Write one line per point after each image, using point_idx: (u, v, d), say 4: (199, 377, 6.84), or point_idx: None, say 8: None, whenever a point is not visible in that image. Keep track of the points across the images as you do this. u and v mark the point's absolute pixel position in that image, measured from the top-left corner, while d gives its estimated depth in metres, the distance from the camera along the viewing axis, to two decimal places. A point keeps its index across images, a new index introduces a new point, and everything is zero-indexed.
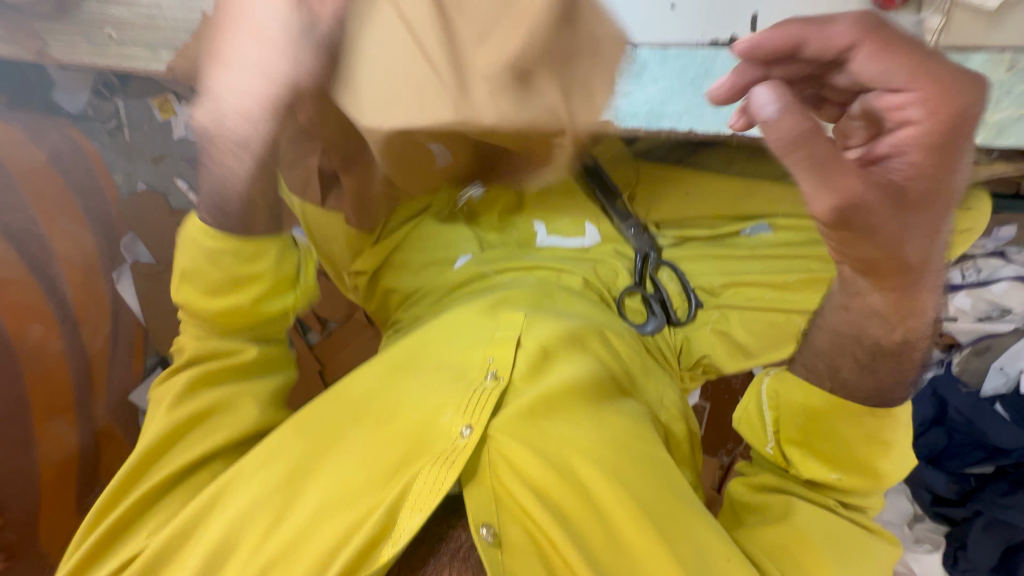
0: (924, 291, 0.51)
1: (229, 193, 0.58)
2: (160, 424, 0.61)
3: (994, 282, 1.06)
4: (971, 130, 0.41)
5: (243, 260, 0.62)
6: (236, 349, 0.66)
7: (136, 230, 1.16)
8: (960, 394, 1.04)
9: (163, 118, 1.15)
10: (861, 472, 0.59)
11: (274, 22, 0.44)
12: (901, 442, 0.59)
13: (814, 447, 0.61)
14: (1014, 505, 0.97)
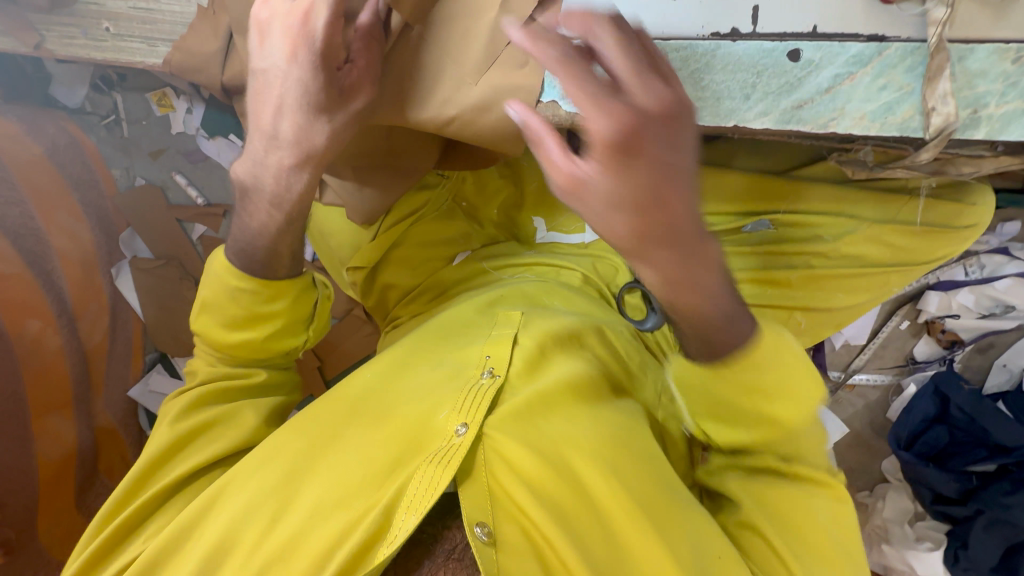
0: (709, 258, 0.43)
1: (257, 233, 0.61)
2: (163, 437, 0.62)
3: (997, 280, 1.01)
4: (673, 118, 0.35)
5: (260, 301, 0.63)
6: (249, 372, 0.69)
7: (135, 224, 1.13)
8: (962, 392, 1.03)
9: (161, 112, 1.13)
10: (764, 422, 0.54)
11: (290, 77, 0.53)
12: (781, 386, 0.52)
13: (720, 417, 0.56)
14: (1015, 504, 0.97)
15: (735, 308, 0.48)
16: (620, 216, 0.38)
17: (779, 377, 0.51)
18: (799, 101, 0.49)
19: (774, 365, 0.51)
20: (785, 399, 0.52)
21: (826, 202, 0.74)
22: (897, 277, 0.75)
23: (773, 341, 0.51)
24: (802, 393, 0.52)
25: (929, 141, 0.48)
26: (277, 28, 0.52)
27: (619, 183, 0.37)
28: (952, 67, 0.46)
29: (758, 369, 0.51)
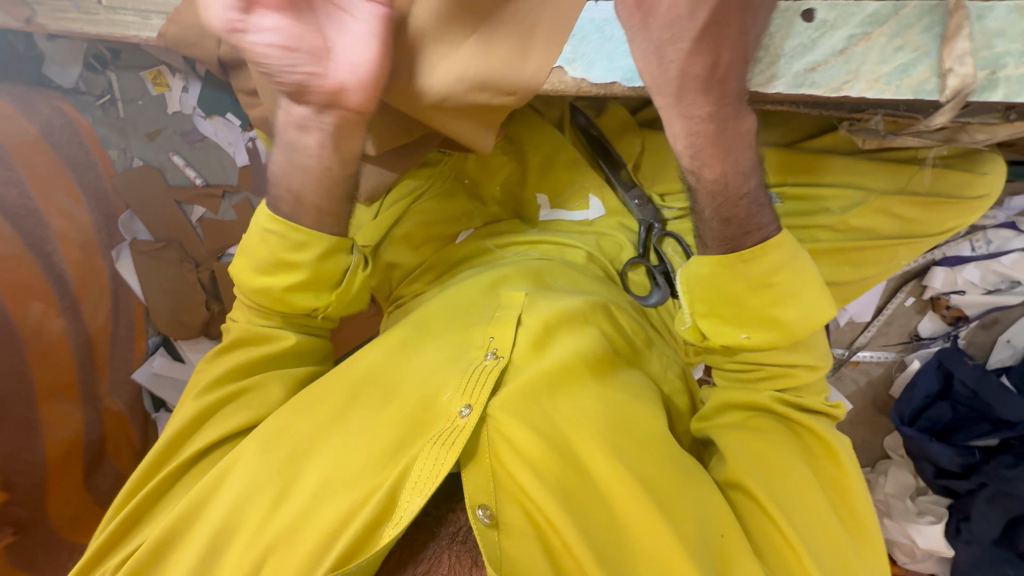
0: (741, 133, 0.49)
1: (291, 195, 0.61)
2: (185, 416, 0.63)
3: (1004, 255, 1.01)
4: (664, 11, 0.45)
5: (289, 249, 0.61)
6: (278, 334, 0.65)
7: (133, 206, 1.10)
8: (966, 368, 1.03)
9: (157, 91, 1.11)
10: (768, 326, 0.55)
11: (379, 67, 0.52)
12: (793, 288, 0.54)
13: (719, 315, 0.57)
14: (1018, 477, 0.97)
15: (760, 196, 0.53)
16: (681, 45, 0.45)
17: (790, 278, 0.54)
18: (812, 64, 0.47)
19: (786, 259, 0.53)
20: (789, 301, 0.54)
21: (836, 176, 0.74)
22: (905, 250, 0.75)
23: (782, 248, 0.53)
24: (803, 297, 0.54)
25: (944, 104, 0.46)
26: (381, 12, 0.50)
27: (693, 12, 0.44)
28: (970, 26, 0.44)
29: (771, 264, 0.53)
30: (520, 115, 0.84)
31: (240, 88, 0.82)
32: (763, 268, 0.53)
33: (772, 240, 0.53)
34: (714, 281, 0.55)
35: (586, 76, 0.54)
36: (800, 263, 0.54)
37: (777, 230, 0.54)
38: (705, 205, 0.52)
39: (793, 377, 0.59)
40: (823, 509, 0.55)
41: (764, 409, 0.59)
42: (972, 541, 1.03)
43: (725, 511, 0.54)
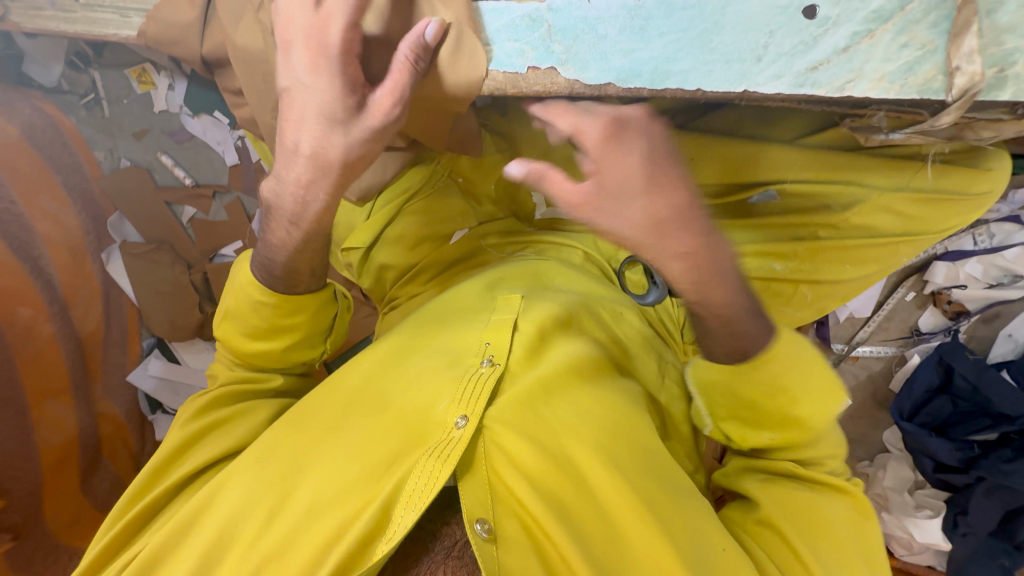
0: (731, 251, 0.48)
1: (281, 248, 0.61)
2: (180, 435, 0.63)
3: (1007, 248, 1.00)
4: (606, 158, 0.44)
5: (281, 313, 0.64)
6: (266, 376, 0.69)
7: (122, 208, 1.09)
8: (967, 362, 1.03)
9: (142, 90, 1.08)
10: (782, 425, 0.58)
11: (315, 90, 0.51)
12: (801, 387, 0.56)
13: (739, 417, 0.60)
14: (1016, 470, 0.96)
15: (761, 316, 0.54)
16: (637, 201, 0.44)
17: (799, 376, 0.56)
18: (814, 63, 0.45)
19: (791, 361, 0.55)
20: (800, 397, 0.56)
21: (836, 171, 0.72)
22: (906, 248, 0.74)
23: (788, 347, 0.55)
24: (812, 388, 0.56)
25: (951, 104, 0.45)
26: (301, 38, 0.50)
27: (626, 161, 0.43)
28: (979, 21, 0.42)
29: (780, 368, 0.55)
30: (515, 113, 0.82)
31: (225, 87, 0.80)
32: (770, 373, 0.55)
33: (774, 346, 0.55)
34: (721, 389, 0.59)
35: (579, 77, 0.49)
36: (806, 360, 0.57)
37: (774, 336, 0.55)
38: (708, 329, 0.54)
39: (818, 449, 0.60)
40: (831, 531, 0.55)
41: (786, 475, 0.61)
42: (969, 534, 1.03)
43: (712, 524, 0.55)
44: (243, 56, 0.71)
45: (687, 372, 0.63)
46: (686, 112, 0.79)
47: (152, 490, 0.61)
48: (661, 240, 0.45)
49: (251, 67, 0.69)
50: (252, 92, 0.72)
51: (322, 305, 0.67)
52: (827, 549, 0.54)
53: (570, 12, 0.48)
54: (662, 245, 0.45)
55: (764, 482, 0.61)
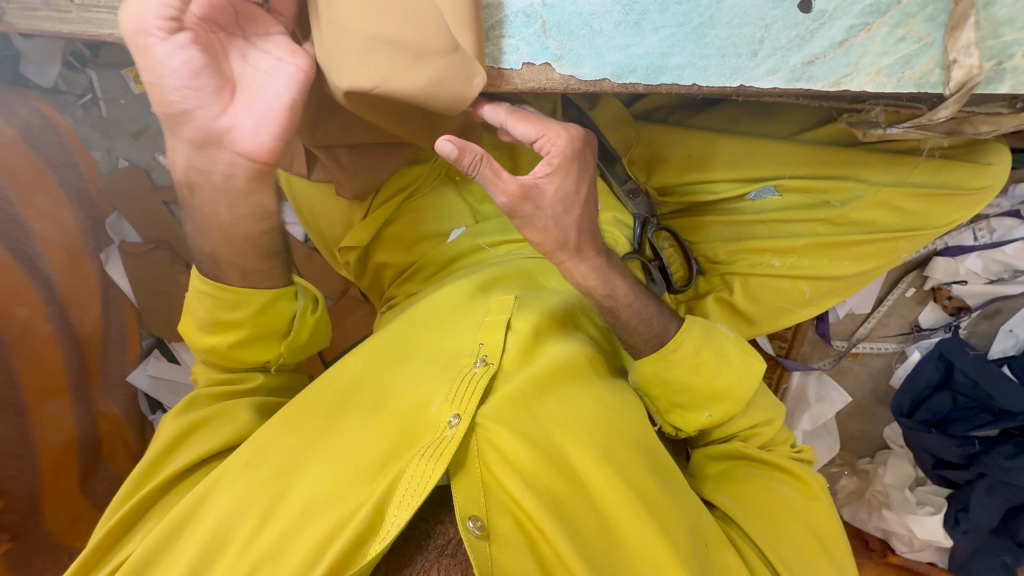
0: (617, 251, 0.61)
1: (231, 244, 0.61)
2: (167, 434, 0.63)
3: (1007, 244, 0.98)
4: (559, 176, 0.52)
5: (226, 308, 0.63)
6: (245, 375, 0.70)
7: (121, 209, 1.09)
8: (967, 358, 1.02)
9: (140, 90, 1.06)
10: (717, 401, 0.64)
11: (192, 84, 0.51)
12: (718, 361, 0.63)
13: (678, 405, 0.65)
14: (1017, 467, 0.97)
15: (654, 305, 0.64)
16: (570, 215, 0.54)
17: (713, 353, 0.63)
18: (810, 57, 0.45)
19: (700, 338, 0.63)
20: (723, 370, 0.63)
21: (832, 167, 0.72)
22: (907, 243, 0.73)
23: (695, 333, 0.63)
24: (732, 365, 0.63)
25: (948, 97, 0.45)
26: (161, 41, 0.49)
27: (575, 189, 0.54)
28: (977, 14, 0.42)
29: (693, 352, 0.62)
30: None
31: None
32: (687, 356, 0.62)
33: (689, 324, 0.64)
34: (656, 378, 0.63)
35: (575, 73, 0.49)
36: (721, 337, 0.64)
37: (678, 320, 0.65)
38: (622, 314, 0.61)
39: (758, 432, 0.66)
40: (790, 518, 0.61)
41: (742, 456, 0.66)
42: (970, 531, 1.03)
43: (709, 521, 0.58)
44: None
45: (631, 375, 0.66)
46: (684, 108, 0.79)
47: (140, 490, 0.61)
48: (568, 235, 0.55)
49: None
50: None
51: (280, 304, 0.66)
52: (785, 529, 0.60)
53: (565, 7, 0.47)
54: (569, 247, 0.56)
55: (722, 483, 0.65)
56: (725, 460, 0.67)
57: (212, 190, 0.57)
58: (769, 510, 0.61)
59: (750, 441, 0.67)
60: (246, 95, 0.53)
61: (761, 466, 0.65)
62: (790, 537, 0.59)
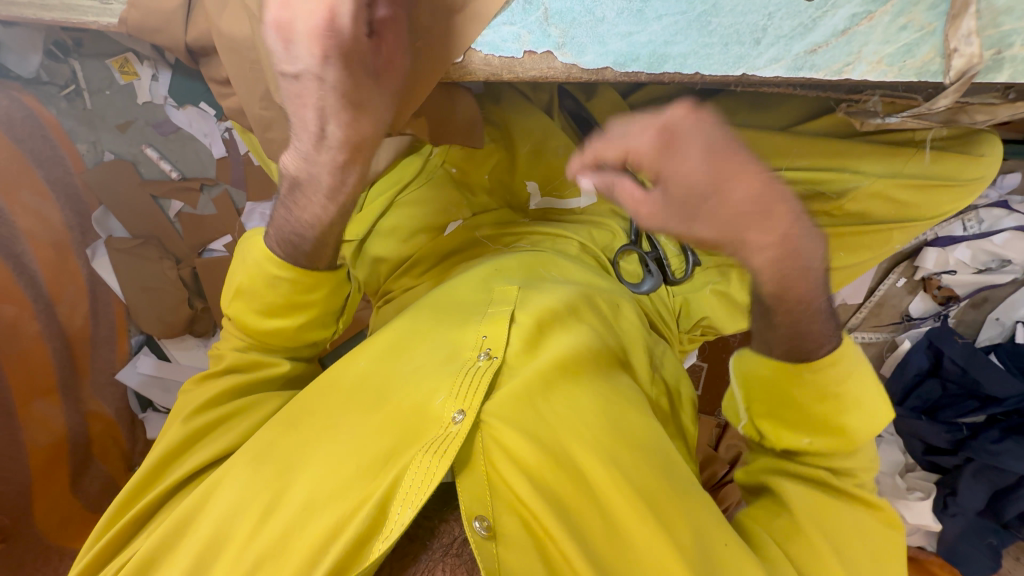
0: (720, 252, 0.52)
1: (309, 226, 0.59)
2: (174, 435, 0.62)
3: (995, 234, 1.01)
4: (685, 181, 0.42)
5: (301, 290, 0.63)
6: (274, 360, 0.68)
7: (107, 202, 1.06)
8: (956, 345, 1.04)
9: (125, 81, 1.03)
10: (830, 433, 0.57)
11: (331, 74, 0.47)
12: (857, 394, 0.56)
13: (778, 417, 0.59)
14: (1003, 451, 0.99)
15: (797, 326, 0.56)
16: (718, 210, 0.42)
17: (854, 387, 0.56)
18: (813, 45, 0.45)
19: (848, 370, 0.56)
20: (855, 409, 0.56)
21: (829, 157, 0.72)
22: (899, 234, 0.75)
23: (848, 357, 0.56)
24: (867, 405, 0.57)
25: (949, 86, 0.45)
26: (306, 18, 0.45)
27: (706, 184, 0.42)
28: (977, 3, 0.42)
29: (837, 374, 0.56)
30: (508, 100, 0.82)
31: (211, 77, 0.78)
32: (829, 377, 0.56)
33: (837, 351, 0.56)
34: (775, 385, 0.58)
35: (577, 62, 0.49)
36: (865, 369, 0.57)
37: (837, 338, 0.56)
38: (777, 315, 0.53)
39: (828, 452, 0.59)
40: (851, 539, 0.55)
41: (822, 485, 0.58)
42: (958, 514, 1.05)
43: (723, 526, 0.55)
44: (230, 43, 0.69)
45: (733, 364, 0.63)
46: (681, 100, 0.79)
47: (147, 494, 0.60)
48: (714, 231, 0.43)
49: (236, 52, 0.69)
50: (239, 80, 0.71)
51: (341, 284, 0.67)
52: (845, 546, 0.55)
53: None
54: (742, 225, 0.43)
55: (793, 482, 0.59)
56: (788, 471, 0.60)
57: (301, 183, 0.56)
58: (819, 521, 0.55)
59: (837, 473, 0.59)
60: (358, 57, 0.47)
61: (837, 490, 0.58)
62: (853, 560, 0.54)
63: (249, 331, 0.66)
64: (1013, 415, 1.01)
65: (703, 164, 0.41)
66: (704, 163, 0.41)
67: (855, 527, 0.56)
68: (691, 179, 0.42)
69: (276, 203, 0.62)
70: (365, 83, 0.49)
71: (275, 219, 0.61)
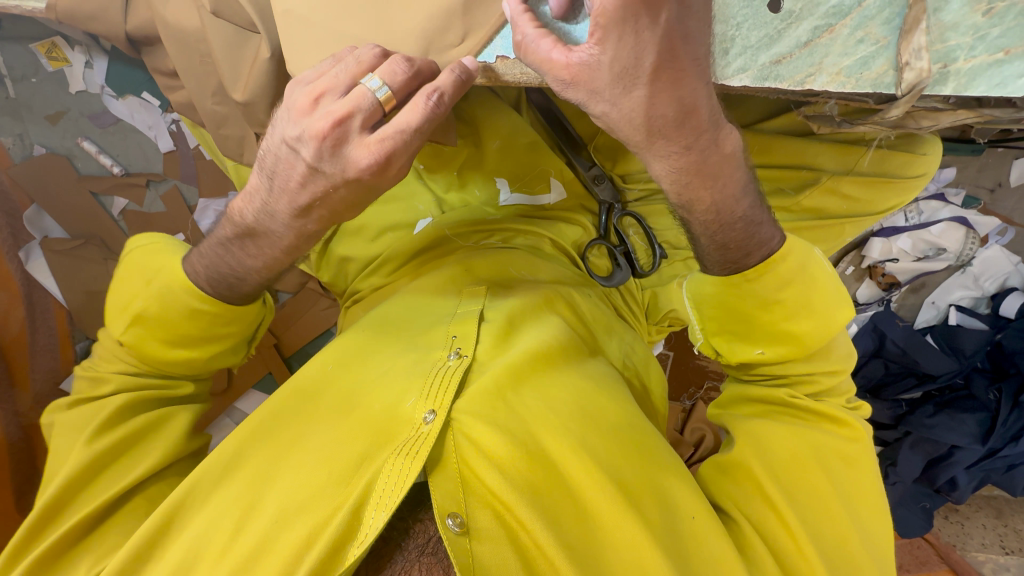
0: (740, 222, 0.53)
1: (247, 272, 0.59)
2: (77, 459, 0.58)
3: (933, 224, 1.10)
4: (650, 66, 0.39)
5: (220, 321, 0.64)
6: (175, 384, 0.68)
7: (40, 201, 0.98)
8: (896, 328, 1.12)
9: (54, 67, 0.94)
10: (783, 339, 0.60)
11: (345, 189, 0.49)
12: (800, 300, 0.58)
13: (730, 333, 0.62)
14: (937, 424, 1.08)
15: (757, 215, 0.54)
16: (637, 93, 0.41)
17: (798, 291, 0.58)
18: (777, 56, 0.47)
19: (789, 271, 0.57)
20: (803, 314, 0.59)
21: (783, 157, 0.77)
22: (851, 228, 0.80)
23: (793, 260, 0.57)
24: (816, 307, 0.59)
25: (900, 97, 0.47)
26: (355, 152, 0.46)
27: (638, 57, 0.38)
28: (927, 19, 0.44)
29: (777, 281, 0.57)
30: (477, 95, 0.78)
31: (155, 68, 0.73)
32: (773, 282, 0.57)
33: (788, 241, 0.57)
34: (709, 300, 0.61)
35: None
36: (814, 268, 0.59)
37: (781, 290, 0.57)
38: (729, 234, 0.54)
39: (816, 382, 0.63)
40: (821, 481, 0.58)
41: (784, 406, 0.63)
42: (898, 482, 1.14)
43: (694, 497, 0.58)
44: (179, 36, 0.65)
45: (684, 288, 0.64)
46: None
47: (64, 523, 0.56)
48: (620, 111, 0.43)
49: (187, 45, 0.65)
50: (188, 75, 0.67)
51: (257, 314, 0.68)
52: (795, 470, 0.59)
53: None
54: (659, 130, 0.43)
55: (755, 411, 0.64)
56: (760, 404, 0.65)
57: (245, 227, 0.55)
58: (808, 491, 0.58)
59: (798, 388, 0.63)
60: (370, 183, 0.48)
61: (806, 417, 0.62)
62: (819, 513, 0.57)
63: (152, 357, 0.65)
64: (945, 390, 1.12)
65: (654, 41, 0.37)
66: (660, 35, 0.37)
67: (816, 458, 0.59)
68: (637, 54, 0.38)
69: (210, 239, 0.60)
70: (362, 199, 0.51)
71: (206, 243, 0.61)
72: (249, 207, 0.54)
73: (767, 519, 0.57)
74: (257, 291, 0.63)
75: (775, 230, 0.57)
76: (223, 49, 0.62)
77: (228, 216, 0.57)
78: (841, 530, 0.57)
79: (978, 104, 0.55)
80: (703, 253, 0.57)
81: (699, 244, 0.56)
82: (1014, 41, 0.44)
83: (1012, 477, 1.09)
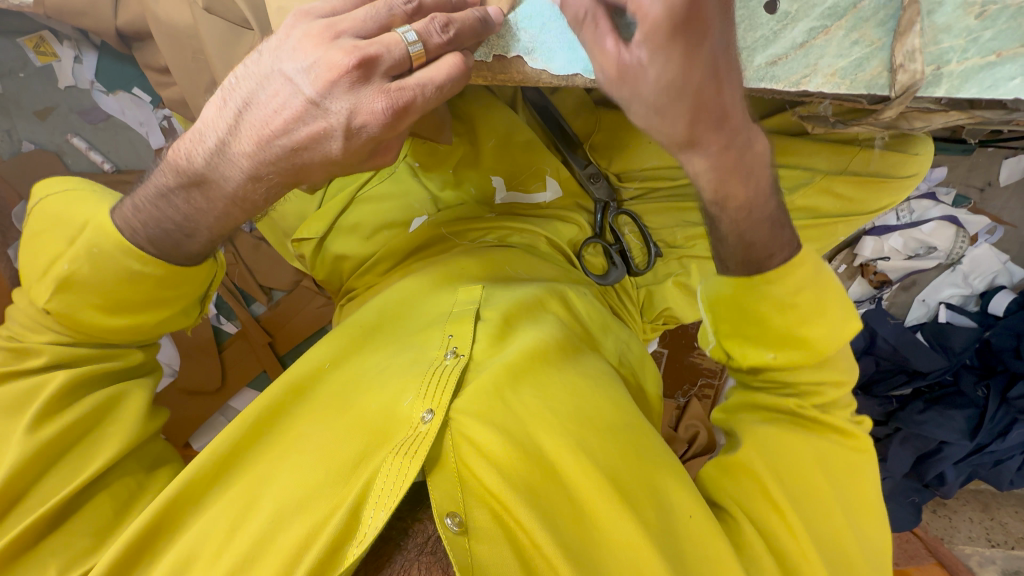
0: (764, 220, 0.54)
1: (191, 226, 0.52)
2: (20, 451, 0.52)
3: (925, 223, 1.11)
4: (695, 86, 0.39)
5: (164, 285, 0.56)
6: (120, 352, 0.62)
7: (28, 197, 0.97)
8: (888, 326, 1.14)
9: (42, 62, 0.93)
10: (791, 343, 0.60)
11: (335, 141, 0.45)
12: (813, 307, 0.58)
13: (743, 336, 0.62)
14: (927, 420, 1.10)
15: (779, 217, 0.55)
16: (681, 106, 0.40)
17: (810, 297, 0.58)
18: (773, 57, 0.47)
19: (804, 279, 0.57)
20: (816, 321, 0.59)
21: (777, 156, 0.77)
22: (845, 227, 0.80)
23: (802, 270, 0.57)
24: (830, 314, 0.59)
25: (894, 99, 0.48)
26: (356, 95, 0.42)
27: (685, 79, 0.38)
28: (921, 22, 0.45)
29: (790, 286, 0.57)
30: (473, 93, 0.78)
31: (146, 64, 0.72)
32: (788, 288, 0.57)
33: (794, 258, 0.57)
34: (732, 306, 0.60)
35: (547, 68, 0.49)
36: (825, 277, 0.59)
37: (794, 297, 0.58)
38: (752, 232, 0.54)
39: (822, 394, 0.62)
40: (819, 483, 0.59)
41: (792, 414, 0.62)
42: (888, 477, 1.15)
43: (690, 496, 0.58)
44: (171, 33, 0.65)
45: (699, 288, 0.64)
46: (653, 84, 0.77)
47: (19, 520, 0.51)
48: (661, 121, 0.41)
49: (179, 42, 0.65)
50: (180, 72, 0.67)
51: (207, 275, 0.59)
52: (788, 468, 0.59)
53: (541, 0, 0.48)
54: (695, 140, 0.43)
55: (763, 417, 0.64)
56: (767, 412, 0.64)
57: (192, 170, 0.49)
58: (801, 488, 0.59)
59: (805, 399, 0.63)
60: (362, 135, 0.44)
61: (808, 426, 0.62)
62: (812, 510, 0.58)
63: (89, 327, 0.57)
64: (934, 387, 1.13)
65: (703, 62, 0.37)
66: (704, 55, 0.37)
67: (818, 462, 0.60)
68: (685, 76, 0.38)
69: (148, 185, 0.53)
70: (346, 160, 0.47)
71: (143, 189, 0.53)
72: (198, 148, 0.48)
73: (758, 515, 0.58)
74: (208, 252, 0.56)
75: (787, 230, 0.58)
76: (217, 47, 0.61)
77: (169, 162, 0.51)
78: (834, 526, 0.58)
79: (970, 106, 0.55)
80: (725, 248, 0.57)
81: (722, 240, 0.56)
82: (1006, 44, 0.44)
83: (999, 472, 1.11)
